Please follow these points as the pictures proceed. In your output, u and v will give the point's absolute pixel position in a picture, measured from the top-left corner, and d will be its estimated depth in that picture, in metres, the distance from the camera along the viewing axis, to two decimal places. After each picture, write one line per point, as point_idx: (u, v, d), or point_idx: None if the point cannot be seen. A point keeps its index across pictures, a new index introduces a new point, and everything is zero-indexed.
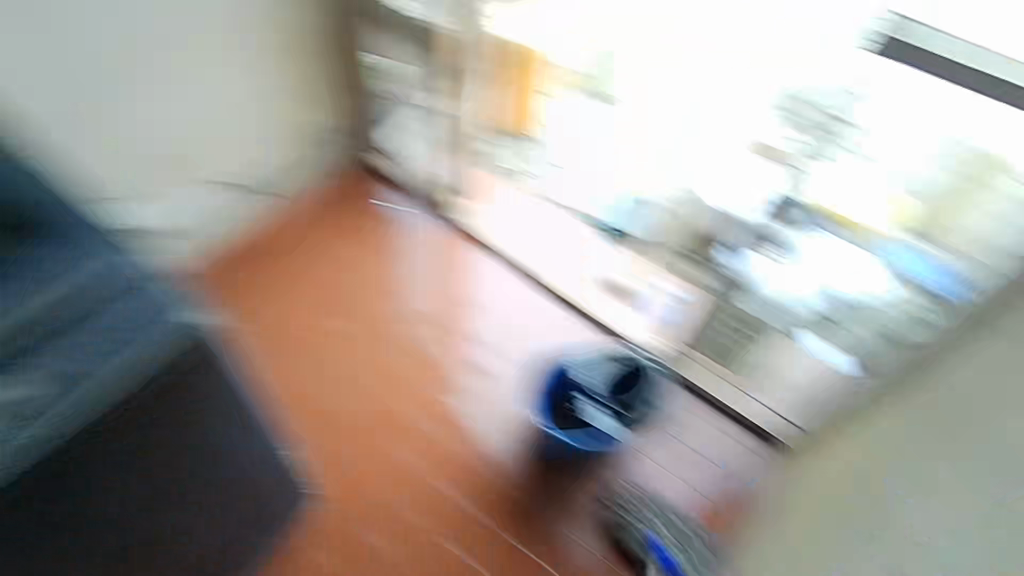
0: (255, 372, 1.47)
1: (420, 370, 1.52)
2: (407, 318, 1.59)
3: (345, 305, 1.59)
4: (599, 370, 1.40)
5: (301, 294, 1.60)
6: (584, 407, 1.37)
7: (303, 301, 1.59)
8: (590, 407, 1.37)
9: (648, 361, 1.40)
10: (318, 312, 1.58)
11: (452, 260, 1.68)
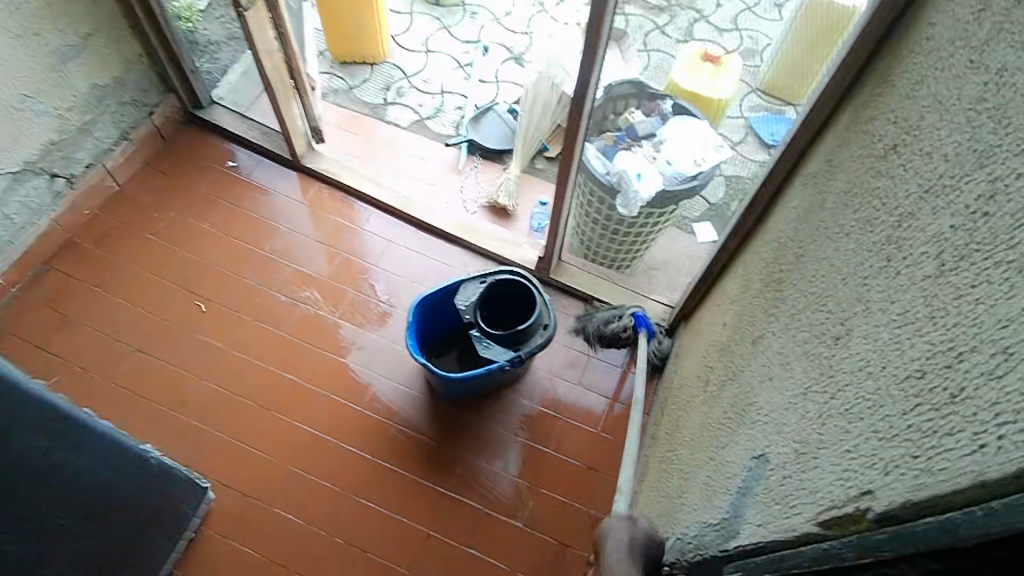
0: (102, 369, 1.33)
1: (301, 332, 1.44)
2: (275, 281, 1.49)
3: (203, 282, 1.46)
4: (478, 295, 1.31)
5: (150, 280, 1.44)
6: (475, 338, 1.28)
7: (154, 287, 1.44)
8: (479, 336, 1.28)
9: (521, 275, 1.33)
10: (173, 296, 1.43)
11: (317, 204, 1.61)
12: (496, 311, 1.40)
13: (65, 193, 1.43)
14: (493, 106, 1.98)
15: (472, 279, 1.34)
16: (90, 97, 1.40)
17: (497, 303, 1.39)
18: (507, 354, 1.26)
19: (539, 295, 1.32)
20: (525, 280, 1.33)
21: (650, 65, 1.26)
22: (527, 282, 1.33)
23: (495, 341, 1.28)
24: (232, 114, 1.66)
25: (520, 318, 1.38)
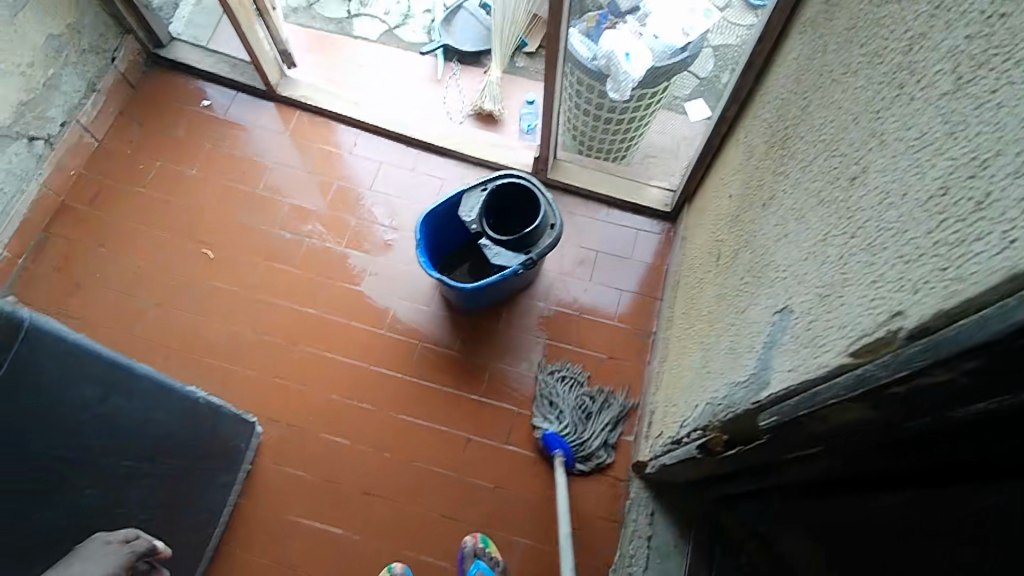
0: (126, 328, 1.35)
1: (311, 266, 1.44)
2: (276, 219, 1.47)
3: (205, 229, 1.45)
4: (480, 204, 1.30)
5: (152, 234, 1.43)
6: (484, 247, 1.28)
7: (158, 240, 1.43)
8: (488, 244, 1.28)
9: (522, 176, 1.31)
10: (179, 246, 1.43)
11: (302, 133, 1.57)
12: (502, 218, 1.39)
13: (46, 155, 1.39)
14: (463, 3, 1.88)
15: (472, 189, 1.32)
16: (48, 49, 1.32)
17: (499, 210, 1.38)
18: (518, 258, 1.27)
19: (543, 195, 1.30)
20: (525, 183, 1.32)
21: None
22: (527, 184, 1.32)
23: (505, 248, 1.29)
24: (197, 49, 1.58)
25: (524, 222, 1.38)
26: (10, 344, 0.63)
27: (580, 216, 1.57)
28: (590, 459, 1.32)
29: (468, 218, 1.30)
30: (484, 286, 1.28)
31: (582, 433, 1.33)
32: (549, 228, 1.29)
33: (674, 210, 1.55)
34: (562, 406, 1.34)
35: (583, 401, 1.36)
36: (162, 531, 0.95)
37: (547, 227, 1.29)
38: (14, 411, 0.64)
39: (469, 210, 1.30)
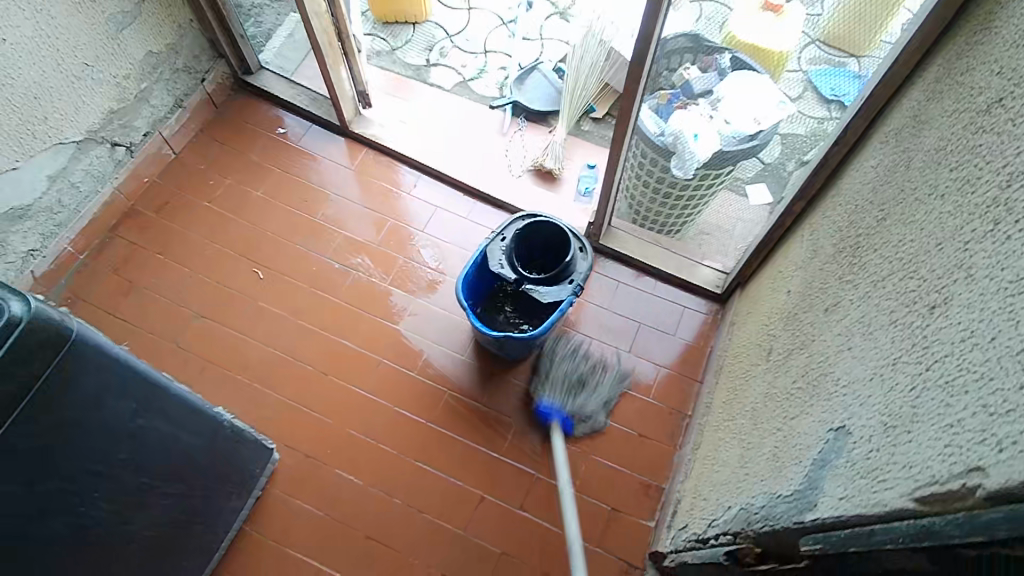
0: (168, 336, 1.37)
1: (355, 299, 1.45)
2: (327, 248, 1.50)
3: (260, 250, 1.48)
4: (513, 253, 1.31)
5: (207, 248, 1.47)
6: (528, 292, 1.28)
7: (213, 255, 1.47)
8: (534, 289, 1.29)
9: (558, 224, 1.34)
10: (231, 262, 1.46)
11: (366, 169, 1.61)
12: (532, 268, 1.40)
13: (126, 161, 1.46)
14: (537, 65, 1.94)
15: (503, 242, 1.33)
16: (146, 64, 1.40)
17: (528, 253, 1.40)
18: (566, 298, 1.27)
19: (580, 241, 1.32)
20: (547, 220, 1.34)
21: (703, 15, 1.12)
22: (547, 219, 1.34)
23: (549, 287, 1.29)
24: (282, 80, 1.66)
25: (559, 258, 1.39)
26: (57, 351, 0.64)
27: (626, 284, 1.55)
28: (587, 423, 1.37)
29: (505, 265, 1.30)
30: (545, 331, 1.26)
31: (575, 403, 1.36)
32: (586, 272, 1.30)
33: (724, 292, 1.51)
34: (591, 415, 1.37)
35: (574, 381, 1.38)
36: (165, 549, 0.94)
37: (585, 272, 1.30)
38: (44, 412, 0.65)
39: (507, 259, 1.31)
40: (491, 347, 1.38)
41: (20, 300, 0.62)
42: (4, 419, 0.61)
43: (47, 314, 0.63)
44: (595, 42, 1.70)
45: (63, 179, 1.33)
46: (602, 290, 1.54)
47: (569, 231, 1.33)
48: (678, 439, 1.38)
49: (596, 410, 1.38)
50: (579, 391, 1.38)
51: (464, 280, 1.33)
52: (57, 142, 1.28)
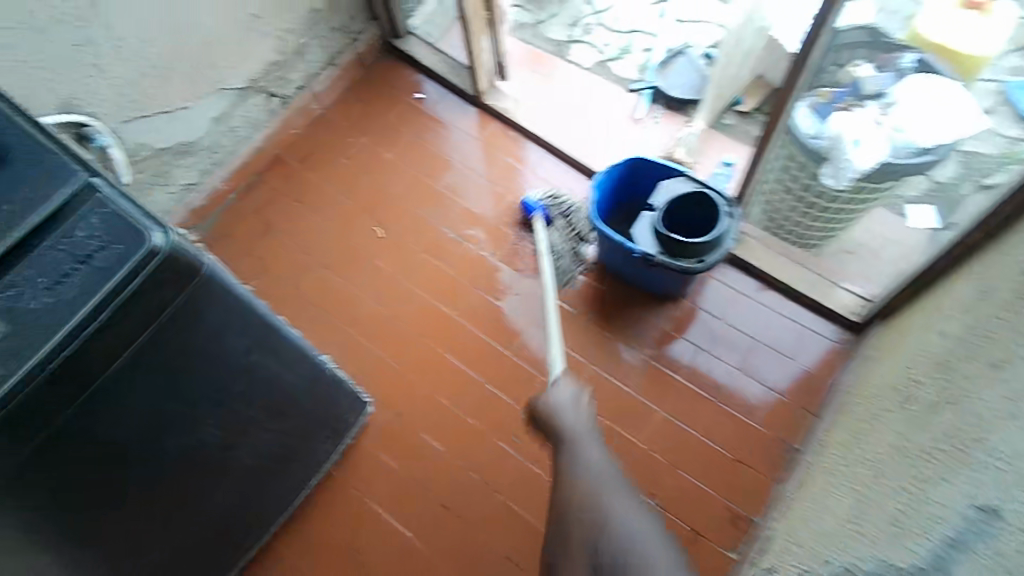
0: (293, 279, 1.47)
1: (464, 270, 1.47)
2: (445, 217, 1.52)
3: (384, 210, 1.54)
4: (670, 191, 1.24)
5: (337, 201, 1.55)
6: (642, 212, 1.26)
7: (341, 209, 1.54)
8: (647, 216, 1.25)
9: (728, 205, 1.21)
10: (356, 218, 1.53)
11: (493, 143, 1.61)
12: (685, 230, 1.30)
13: (278, 112, 1.56)
14: (686, 49, 1.89)
15: (685, 177, 1.26)
16: (308, 21, 1.46)
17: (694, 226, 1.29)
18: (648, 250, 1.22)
19: (730, 236, 1.19)
20: (715, 196, 1.22)
21: (886, 6, 1.03)
22: (719, 198, 1.21)
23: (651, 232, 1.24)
24: (426, 46, 1.69)
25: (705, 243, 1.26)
26: (189, 282, 0.69)
27: (748, 296, 1.43)
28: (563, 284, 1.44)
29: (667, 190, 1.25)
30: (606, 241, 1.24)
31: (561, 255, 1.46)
32: (693, 263, 1.19)
33: (864, 321, 1.35)
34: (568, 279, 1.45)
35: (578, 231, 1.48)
36: (260, 478, 1.01)
37: (697, 264, 1.19)
38: (168, 336, 0.70)
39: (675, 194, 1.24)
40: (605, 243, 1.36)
41: (161, 231, 0.65)
42: (138, 335, 0.67)
43: (184, 249, 0.67)
44: (754, 29, 1.55)
45: (224, 122, 1.43)
46: (719, 296, 1.43)
47: (728, 216, 1.20)
48: (779, 471, 1.27)
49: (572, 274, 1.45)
50: (572, 246, 1.47)
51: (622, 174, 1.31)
52: (221, 88, 1.36)
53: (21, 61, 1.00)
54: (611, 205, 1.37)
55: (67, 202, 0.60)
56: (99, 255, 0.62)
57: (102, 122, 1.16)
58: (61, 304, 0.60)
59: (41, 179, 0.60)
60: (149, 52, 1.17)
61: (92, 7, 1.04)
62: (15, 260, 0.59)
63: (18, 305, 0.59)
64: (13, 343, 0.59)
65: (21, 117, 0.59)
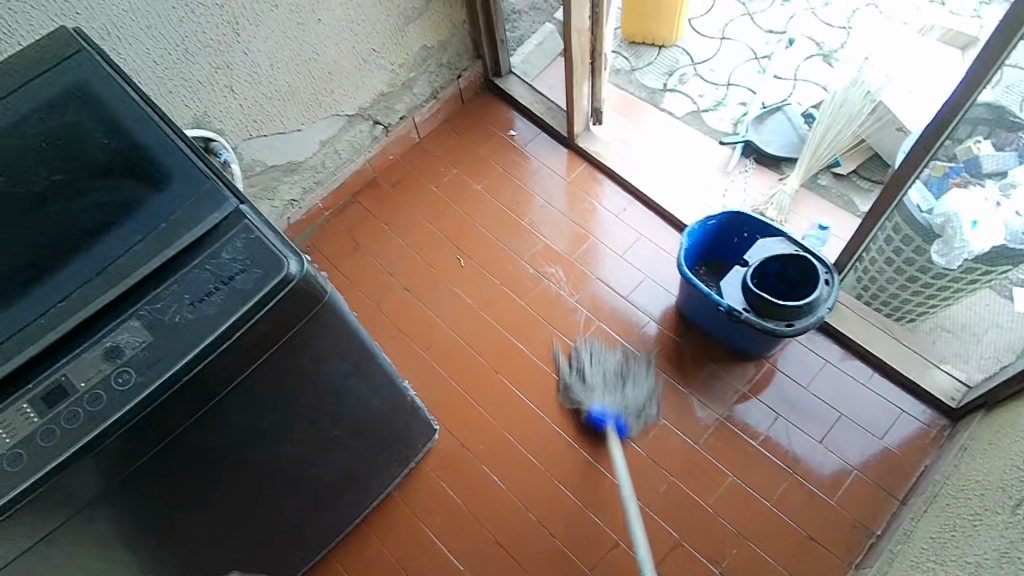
0: (374, 300, 1.52)
1: (540, 308, 1.47)
2: (526, 252, 1.54)
3: (468, 240, 1.57)
4: (767, 250, 1.21)
5: (424, 228, 1.60)
6: (734, 268, 1.23)
7: (427, 236, 1.59)
8: (737, 272, 1.23)
9: (827, 273, 1.17)
10: (441, 246, 1.57)
11: (580, 184, 1.62)
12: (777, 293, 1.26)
13: (380, 138, 1.63)
14: (783, 107, 1.88)
15: (788, 240, 1.22)
16: (419, 57, 1.53)
17: (790, 291, 1.24)
18: (734, 304, 1.19)
19: (826, 306, 1.14)
20: (815, 263, 1.18)
21: (1001, 82, 0.92)
22: (818, 264, 1.17)
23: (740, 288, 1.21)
24: (525, 86, 1.75)
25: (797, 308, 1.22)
26: (313, 308, 0.71)
27: (834, 365, 1.36)
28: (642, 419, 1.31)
29: (764, 248, 1.22)
30: (690, 286, 1.22)
31: (623, 399, 1.31)
32: (782, 324, 1.15)
33: (960, 408, 1.27)
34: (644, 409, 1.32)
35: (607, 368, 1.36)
36: (330, 494, 1.03)
37: (786, 325, 1.15)
38: (280, 359, 0.72)
39: (773, 254, 1.21)
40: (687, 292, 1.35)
41: (296, 260, 0.69)
42: (261, 354, 0.69)
43: (313, 279, 0.69)
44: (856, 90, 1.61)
45: (330, 145, 1.51)
46: (803, 363, 1.37)
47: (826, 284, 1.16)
48: (856, 559, 1.19)
49: (646, 398, 1.33)
50: (618, 381, 1.35)
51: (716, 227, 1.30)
52: (333, 113, 1.44)
53: (168, 80, 1.09)
54: (701, 258, 1.35)
55: (218, 225, 0.69)
56: (239, 278, 0.67)
57: (226, 138, 1.25)
58: (201, 320, 0.65)
59: (204, 202, 0.69)
60: (276, 78, 1.25)
61: (234, 35, 1.13)
62: (169, 275, 0.67)
63: (164, 316, 0.65)
64: (151, 352, 0.64)
65: (185, 146, 0.69)
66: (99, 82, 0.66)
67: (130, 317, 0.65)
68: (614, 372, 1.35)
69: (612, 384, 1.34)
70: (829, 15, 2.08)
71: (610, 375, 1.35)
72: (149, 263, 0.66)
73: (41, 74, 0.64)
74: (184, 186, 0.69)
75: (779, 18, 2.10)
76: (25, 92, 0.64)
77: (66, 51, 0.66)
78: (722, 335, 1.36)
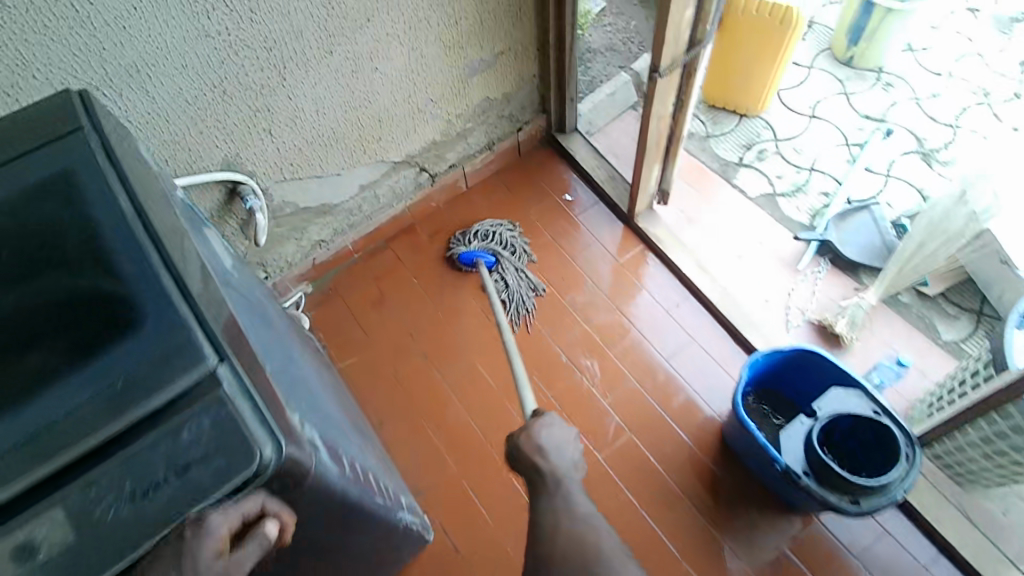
0: (390, 363, 1.39)
1: (568, 406, 1.33)
2: (562, 337, 1.40)
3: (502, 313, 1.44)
4: (841, 406, 1.05)
5: (456, 290, 1.47)
6: (799, 419, 1.07)
7: (458, 301, 1.46)
8: (802, 424, 1.07)
9: (908, 449, 1.00)
10: (472, 314, 1.44)
11: (632, 268, 1.48)
12: (843, 453, 1.09)
13: (424, 185, 1.51)
14: (871, 206, 1.70)
15: (867, 397, 1.06)
16: (479, 108, 1.40)
17: (860, 453, 1.08)
18: (793, 463, 1.03)
19: (901, 489, 0.98)
20: (896, 433, 1.01)
21: None
22: (899, 435, 1.01)
23: (802, 445, 1.05)
24: (590, 148, 1.61)
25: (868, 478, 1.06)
26: (293, 493, 0.53)
27: (894, 538, 1.19)
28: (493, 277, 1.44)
29: (838, 402, 1.06)
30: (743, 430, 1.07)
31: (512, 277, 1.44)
32: (849, 502, 0.99)
33: None
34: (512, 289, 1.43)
35: (512, 245, 1.48)
36: None
37: (852, 505, 0.98)
38: None
39: (848, 412, 1.04)
40: (737, 426, 1.18)
41: (272, 440, 0.50)
42: None
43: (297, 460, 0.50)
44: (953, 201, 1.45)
45: (370, 190, 1.40)
46: (859, 528, 1.19)
47: (907, 463, 0.99)
48: None
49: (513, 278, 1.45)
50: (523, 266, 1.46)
51: (784, 361, 1.13)
52: (377, 160, 1.32)
53: (199, 120, 0.98)
54: (761, 389, 1.18)
55: (178, 394, 0.49)
56: (198, 466, 0.47)
57: (257, 180, 1.14)
58: (137, 523, 0.46)
59: (162, 348, 0.50)
60: (320, 124, 1.14)
61: (280, 80, 1.02)
62: (111, 452, 0.47)
63: (88, 514, 0.45)
64: (56, 569, 0.44)
65: (161, 258, 0.53)
66: (88, 161, 0.56)
67: (51, 505, 0.45)
68: (511, 251, 1.48)
69: (514, 264, 1.46)
70: (936, 109, 1.88)
71: (501, 239, 1.49)
72: (91, 434, 0.47)
73: (35, 149, 0.56)
74: (156, 332, 0.50)
75: (879, 103, 1.91)
76: (14, 168, 0.55)
77: (66, 127, 0.58)
78: (770, 481, 1.20)
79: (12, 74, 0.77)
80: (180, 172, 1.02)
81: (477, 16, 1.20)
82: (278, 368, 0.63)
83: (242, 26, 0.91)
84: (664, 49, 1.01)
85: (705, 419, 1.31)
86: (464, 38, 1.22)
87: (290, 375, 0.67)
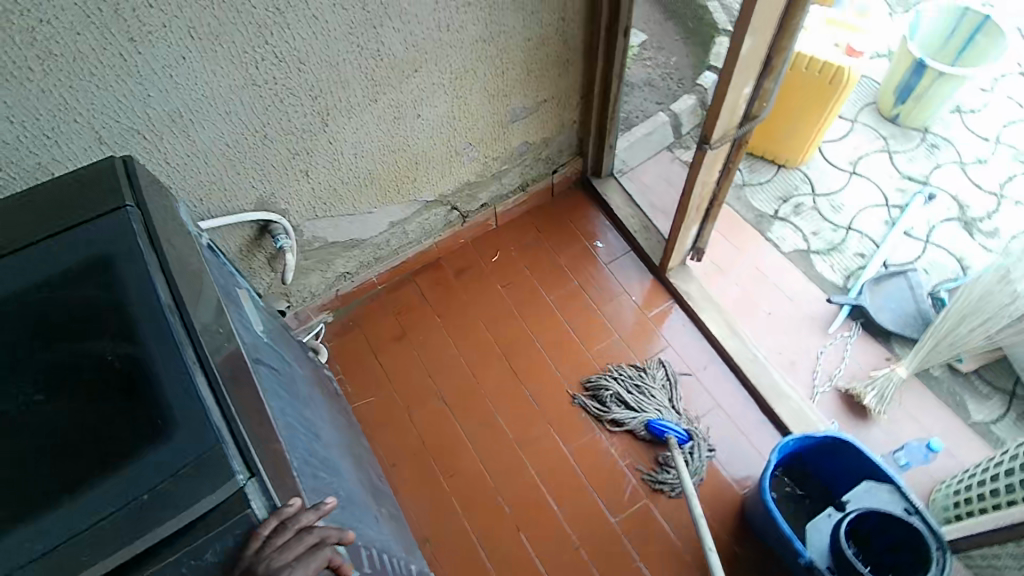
0: (406, 404, 1.36)
1: (586, 466, 1.29)
2: (584, 392, 1.37)
3: (525, 361, 1.41)
4: (873, 503, 1.02)
5: (479, 334, 1.44)
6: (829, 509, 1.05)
7: (480, 345, 1.43)
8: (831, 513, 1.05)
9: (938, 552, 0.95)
10: (493, 360, 1.41)
11: (661, 323, 1.44)
12: (869, 551, 1.04)
13: (454, 224, 1.49)
14: (909, 273, 1.66)
15: (899, 495, 1.01)
16: (516, 151, 1.38)
17: (888, 554, 1.03)
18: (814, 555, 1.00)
19: None
20: (928, 536, 0.96)
21: None
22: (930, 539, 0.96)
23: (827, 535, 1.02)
24: (624, 194, 1.58)
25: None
26: None
27: None
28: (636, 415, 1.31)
29: (869, 497, 1.03)
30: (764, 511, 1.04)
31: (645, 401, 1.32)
32: None
33: None
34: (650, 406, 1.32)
35: (627, 377, 1.36)
36: None
37: None
38: None
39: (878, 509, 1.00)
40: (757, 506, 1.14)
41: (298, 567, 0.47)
42: None
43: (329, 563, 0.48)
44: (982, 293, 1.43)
45: (400, 226, 1.37)
46: None
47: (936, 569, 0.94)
48: None
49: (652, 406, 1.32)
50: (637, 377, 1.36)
51: (813, 445, 1.10)
52: (411, 199, 1.30)
53: (235, 161, 0.96)
54: (790, 472, 1.16)
55: (205, 512, 0.46)
56: None
57: (289, 218, 1.12)
58: None
59: (192, 457, 0.47)
60: (358, 166, 1.12)
61: (322, 125, 1.00)
62: (133, 571, 0.44)
63: None
64: None
65: (196, 356, 0.51)
66: (130, 245, 0.55)
67: None
68: (629, 379, 1.36)
69: (633, 379, 1.35)
70: (981, 176, 1.84)
71: (616, 379, 1.36)
72: (110, 552, 0.44)
73: (86, 222, 0.56)
74: (187, 440, 0.48)
75: (922, 165, 1.87)
76: (62, 242, 0.55)
77: (106, 204, 0.57)
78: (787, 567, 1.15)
79: (54, 118, 0.76)
80: (214, 211, 1.00)
81: (527, 66, 1.18)
82: (304, 459, 0.60)
83: (290, 75, 0.89)
84: (717, 120, 0.98)
85: (725, 490, 1.26)
86: (511, 87, 1.20)
87: (314, 460, 0.64)
